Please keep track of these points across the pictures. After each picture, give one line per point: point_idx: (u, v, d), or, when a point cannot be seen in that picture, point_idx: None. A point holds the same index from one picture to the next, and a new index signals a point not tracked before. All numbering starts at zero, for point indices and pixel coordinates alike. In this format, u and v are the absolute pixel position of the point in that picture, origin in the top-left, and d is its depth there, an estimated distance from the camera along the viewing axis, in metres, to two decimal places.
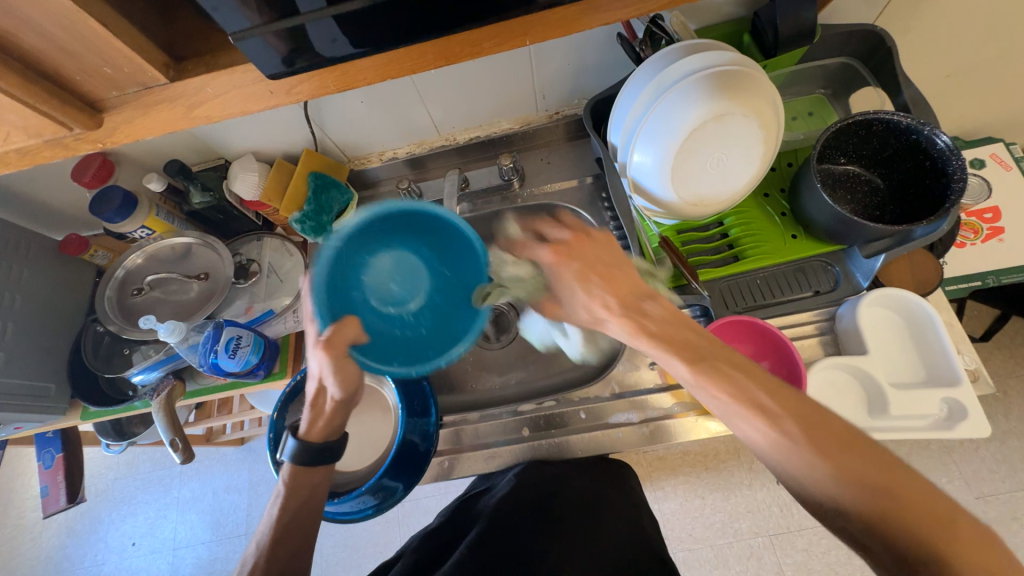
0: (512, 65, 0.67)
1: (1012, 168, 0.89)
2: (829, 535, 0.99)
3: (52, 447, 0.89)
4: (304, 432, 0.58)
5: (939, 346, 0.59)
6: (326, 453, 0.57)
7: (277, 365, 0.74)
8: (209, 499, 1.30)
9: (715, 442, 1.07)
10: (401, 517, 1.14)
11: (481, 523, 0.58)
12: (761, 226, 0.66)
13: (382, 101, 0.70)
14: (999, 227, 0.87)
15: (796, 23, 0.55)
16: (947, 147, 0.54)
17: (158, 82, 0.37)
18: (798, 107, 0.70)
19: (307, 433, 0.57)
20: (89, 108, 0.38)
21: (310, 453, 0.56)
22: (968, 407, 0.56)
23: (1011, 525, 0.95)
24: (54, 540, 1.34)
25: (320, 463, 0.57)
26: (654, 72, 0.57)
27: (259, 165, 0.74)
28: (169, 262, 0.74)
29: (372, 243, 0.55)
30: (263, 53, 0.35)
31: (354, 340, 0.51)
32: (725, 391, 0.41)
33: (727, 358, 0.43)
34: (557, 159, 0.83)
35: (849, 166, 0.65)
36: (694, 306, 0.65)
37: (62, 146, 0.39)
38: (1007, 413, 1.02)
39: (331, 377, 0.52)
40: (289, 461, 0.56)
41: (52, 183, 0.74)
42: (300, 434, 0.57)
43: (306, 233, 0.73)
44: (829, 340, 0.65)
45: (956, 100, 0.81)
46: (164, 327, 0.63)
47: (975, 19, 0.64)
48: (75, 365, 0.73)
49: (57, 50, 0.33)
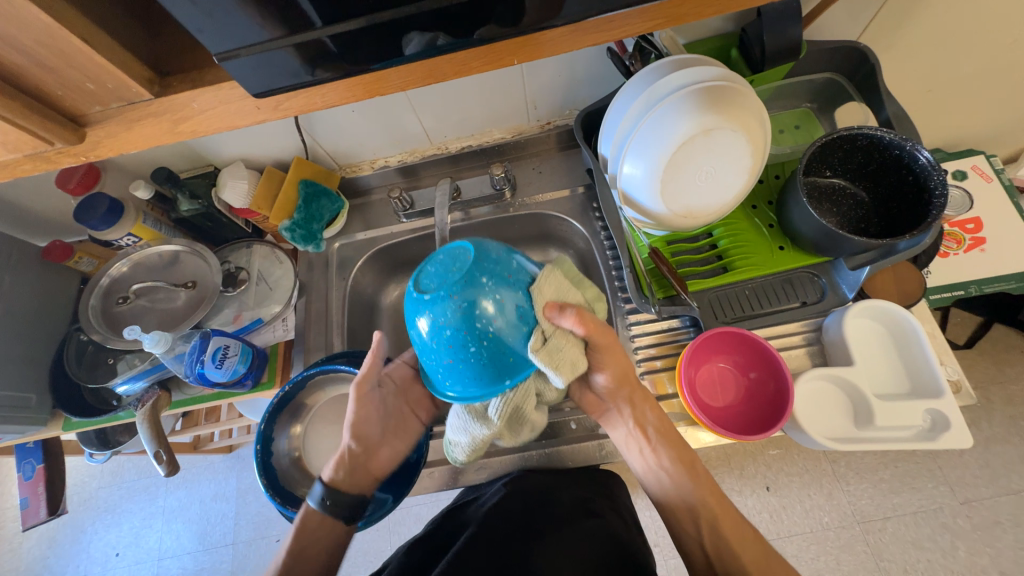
0: (503, 76, 0.68)
1: (992, 179, 0.91)
2: (817, 541, 1.00)
3: (33, 458, 0.87)
4: (330, 479, 0.61)
5: (923, 357, 0.60)
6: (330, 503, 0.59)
7: (266, 375, 0.73)
8: (196, 509, 1.28)
9: (706, 449, 1.08)
10: (391, 526, 1.13)
11: (469, 531, 0.57)
12: (749, 238, 0.67)
13: (373, 111, 0.70)
14: (981, 238, 0.88)
15: (782, 40, 0.57)
16: (927, 163, 0.55)
17: (142, 97, 0.37)
18: (786, 120, 0.71)
19: (331, 480, 0.61)
20: (70, 123, 0.38)
21: (342, 506, 0.59)
22: (951, 417, 0.57)
23: (994, 531, 0.96)
24: (35, 551, 1.30)
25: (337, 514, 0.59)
26: (644, 86, 0.57)
27: (248, 173, 0.73)
28: (156, 270, 0.73)
29: (496, 314, 0.44)
30: (250, 72, 0.35)
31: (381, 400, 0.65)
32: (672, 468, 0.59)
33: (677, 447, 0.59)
34: (548, 169, 0.83)
35: (835, 179, 0.67)
36: (683, 316, 0.67)
37: (43, 159, 0.39)
38: (990, 419, 1.04)
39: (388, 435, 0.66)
40: (313, 505, 0.59)
41: (36, 190, 0.73)
42: (325, 480, 0.61)
43: (296, 241, 0.76)
44: (816, 350, 0.66)
45: (939, 114, 0.83)
46: (148, 338, 0.61)
47: (955, 35, 0.66)
48: (57, 374, 0.72)
49: (39, 67, 0.33)
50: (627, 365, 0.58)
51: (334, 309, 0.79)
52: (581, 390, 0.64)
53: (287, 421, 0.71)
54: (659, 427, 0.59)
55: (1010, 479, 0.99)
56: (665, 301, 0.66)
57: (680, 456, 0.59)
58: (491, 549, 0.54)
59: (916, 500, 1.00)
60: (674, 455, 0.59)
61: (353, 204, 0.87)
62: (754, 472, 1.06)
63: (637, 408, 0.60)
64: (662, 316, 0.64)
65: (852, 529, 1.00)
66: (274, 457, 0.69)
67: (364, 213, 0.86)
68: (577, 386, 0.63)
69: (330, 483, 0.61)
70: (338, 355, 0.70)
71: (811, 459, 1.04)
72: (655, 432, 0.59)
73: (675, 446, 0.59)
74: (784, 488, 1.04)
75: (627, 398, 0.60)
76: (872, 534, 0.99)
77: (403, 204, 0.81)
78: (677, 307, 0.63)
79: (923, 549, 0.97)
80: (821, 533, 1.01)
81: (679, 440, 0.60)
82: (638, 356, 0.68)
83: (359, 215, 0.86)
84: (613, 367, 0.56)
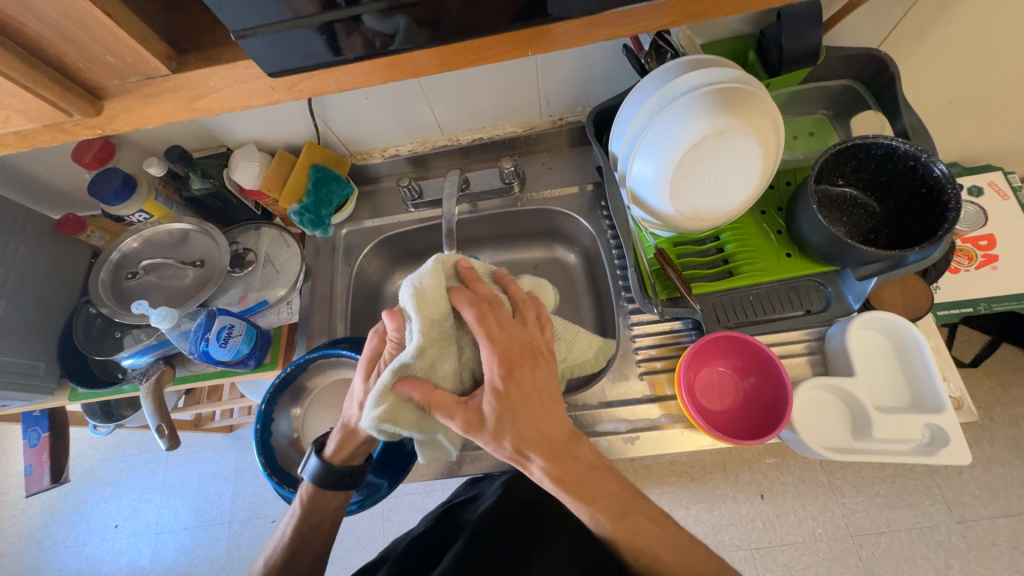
0: (518, 68, 0.68)
1: (1009, 197, 0.89)
2: (810, 552, 1.00)
3: (39, 427, 0.89)
4: (328, 453, 0.57)
5: (926, 372, 0.60)
6: (345, 478, 0.57)
7: (268, 356, 0.74)
8: (194, 485, 1.30)
9: (702, 454, 1.08)
10: (386, 514, 1.14)
11: (466, 533, 0.56)
12: (757, 244, 0.66)
13: (387, 99, 0.71)
14: (994, 255, 0.87)
15: (801, 44, 0.56)
16: (943, 175, 0.54)
17: (160, 72, 0.37)
18: (800, 126, 0.71)
19: (330, 455, 0.57)
20: (89, 95, 0.38)
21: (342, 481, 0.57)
22: (950, 433, 0.57)
23: (989, 551, 0.96)
24: (36, 518, 1.33)
25: (337, 488, 0.57)
26: (659, 85, 0.57)
27: (260, 156, 0.74)
28: (166, 248, 0.74)
29: None
30: (264, 51, 0.35)
31: None
32: (571, 496, 0.49)
33: (582, 488, 0.49)
34: (558, 165, 0.83)
35: (846, 188, 0.66)
36: (686, 317, 0.67)
37: (60, 131, 0.40)
38: (992, 439, 1.02)
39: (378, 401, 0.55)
40: (309, 481, 0.57)
41: (53, 163, 0.75)
42: (323, 454, 0.57)
43: (305, 226, 0.76)
44: (819, 359, 0.65)
45: (958, 127, 0.82)
46: (155, 314, 0.62)
47: (978, 48, 0.65)
48: (66, 345, 0.73)
49: (60, 39, 0.33)
50: (559, 405, 0.52)
51: (339, 294, 0.80)
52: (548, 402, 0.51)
53: (288, 401, 0.72)
54: (572, 475, 0.49)
55: (1008, 501, 0.98)
56: (668, 302, 0.66)
57: (608, 500, 0.49)
58: (487, 541, 0.54)
59: (912, 517, 0.99)
60: (602, 499, 0.49)
61: (362, 191, 0.88)
62: (750, 480, 1.06)
63: (552, 465, 0.48)
64: (665, 318, 0.64)
65: (845, 542, 1.00)
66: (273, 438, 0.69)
67: (372, 200, 0.87)
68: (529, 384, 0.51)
69: (328, 459, 0.57)
70: (341, 340, 0.71)
71: (807, 469, 1.04)
72: (573, 487, 0.48)
73: (590, 484, 0.49)
74: (780, 497, 1.04)
75: (525, 450, 0.48)
76: (866, 548, 0.99)
77: (412, 193, 0.81)
78: (681, 308, 0.63)
79: (916, 566, 0.96)
80: (814, 543, 1.01)
81: (606, 486, 0.50)
82: (638, 356, 0.68)
83: (368, 202, 0.86)
84: (522, 427, 0.48)
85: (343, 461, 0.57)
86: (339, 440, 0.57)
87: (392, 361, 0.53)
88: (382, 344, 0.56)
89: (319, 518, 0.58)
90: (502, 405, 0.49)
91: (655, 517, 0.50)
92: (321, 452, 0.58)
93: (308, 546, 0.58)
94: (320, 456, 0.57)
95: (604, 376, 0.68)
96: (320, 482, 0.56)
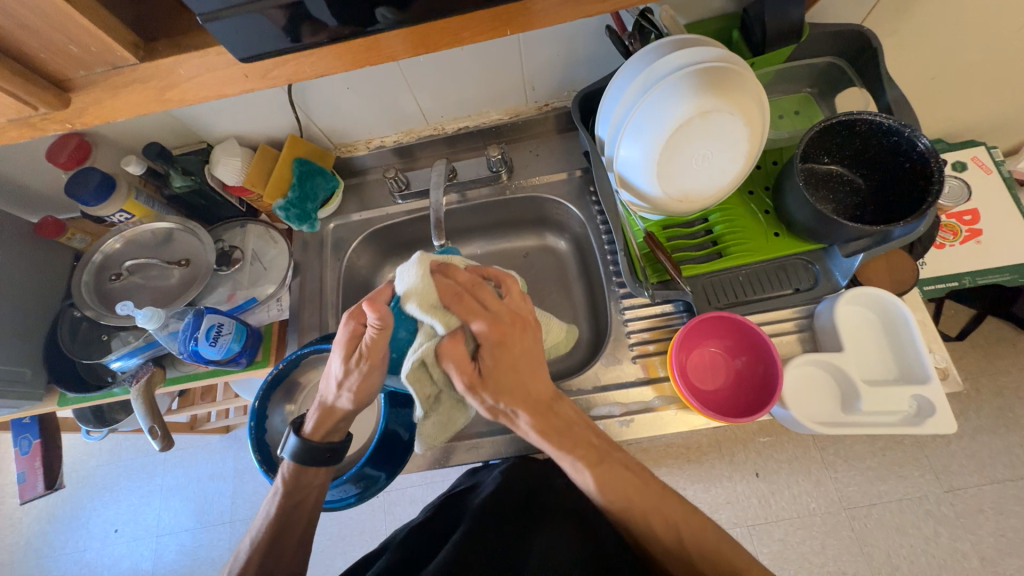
0: (501, 53, 0.66)
1: (991, 171, 0.90)
2: (804, 526, 1.02)
3: (29, 434, 0.88)
4: (308, 431, 0.57)
5: (912, 345, 0.61)
6: (328, 454, 0.57)
7: (260, 354, 0.73)
8: (193, 487, 1.29)
9: (698, 435, 1.10)
10: (387, 507, 1.15)
11: (467, 520, 0.56)
12: (745, 224, 0.67)
13: (369, 88, 0.69)
14: (978, 230, 0.88)
15: (783, 20, 0.55)
16: (926, 149, 0.55)
17: (127, 62, 0.36)
18: (786, 105, 0.70)
19: (309, 433, 0.57)
20: (54, 88, 0.37)
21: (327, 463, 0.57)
22: (936, 404, 0.58)
23: (976, 518, 0.98)
24: (34, 527, 1.32)
25: (320, 464, 0.57)
26: (643, 66, 0.56)
27: (242, 150, 0.72)
28: (149, 248, 0.72)
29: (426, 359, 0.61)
30: (234, 36, 0.34)
31: (375, 387, 0.54)
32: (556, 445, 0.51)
33: (564, 437, 0.51)
34: (545, 151, 0.82)
35: (832, 165, 0.66)
36: (677, 300, 0.67)
37: (28, 126, 0.39)
38: (978, 410, 1.05)
39: (355, 386, 0.53)
40: (289, 459, 0.56)
41: (27, 164, 0.73)
42: (302, 432, 0.57)
43: (291, 221, 0.76)
44: (807, 337, 0.66)
45: (941, 102, 0.82)
46: (141, 314, 0.61)
47: (959, 23, 0.65)
48: (51, 350, 0.72)
49: (20, 29, 0.32)
50: (540, 364, 0.54)
51: (328, 289, 0.79)
52: (534, 362, 0.54)
53: (282, 398, 0.72)
54: (554, 426, 0.52)
55: (995, 469, 1.01)
56: (659, 285, 0.66)
57: (586, 448, 0.51)
58: (485, 525, 0.54)
59: (902, 488, 1.02)
60: (581, 449, 0.51)
61: (348, 185, 0.86)
62: (745, 459, 1.07)
63: (537, 419, 0.52)
64: (656, 300, 0.65)
65: (838, 515, 1.02)
66: (268, 433, 0.69)
67: (359, 193, 0.86)
68: (522, 343, 0.54)
69: (307, 436, 0.57)
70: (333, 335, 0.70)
71: (800, 447, 1.06)
72: (556, 438, 0.51)
73: (569, 436, 0.52)
74: (774, 474, 1.06)
75: (511, 404, 0.51)
76: (858, 520, 1.01)
77: (399, 184, 0.80)
78: (671, 291, 0.63)
79: (907, 535, 0.99)
80: (808, 518, 1.03)
81: (584, 437, 0.53)
82: (631, 340, 0.69)
83: (355, 195, 0.85)
84: (508, 388, 0.52)
85: (323, 437, 0.57)
86: (317, 419, 0.57)
87: (374, 346, 0.52)
88: (360, 326, 0.54)
89: (308, 509, 0.57)
90: (495, 362, 0.52)
91: (631, 467, 0.53)
92: (300, 431, 0.58)
93: (290, 531, 0.56)
94: (299, 434, 0.57)
95: (597, 361, 0.68)
96: (298, 458, 0.56)
